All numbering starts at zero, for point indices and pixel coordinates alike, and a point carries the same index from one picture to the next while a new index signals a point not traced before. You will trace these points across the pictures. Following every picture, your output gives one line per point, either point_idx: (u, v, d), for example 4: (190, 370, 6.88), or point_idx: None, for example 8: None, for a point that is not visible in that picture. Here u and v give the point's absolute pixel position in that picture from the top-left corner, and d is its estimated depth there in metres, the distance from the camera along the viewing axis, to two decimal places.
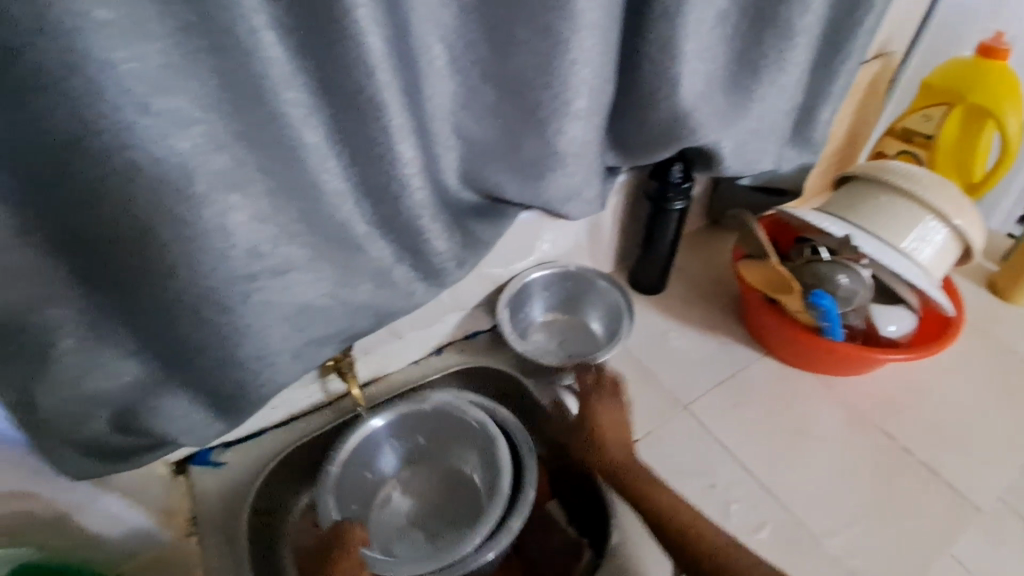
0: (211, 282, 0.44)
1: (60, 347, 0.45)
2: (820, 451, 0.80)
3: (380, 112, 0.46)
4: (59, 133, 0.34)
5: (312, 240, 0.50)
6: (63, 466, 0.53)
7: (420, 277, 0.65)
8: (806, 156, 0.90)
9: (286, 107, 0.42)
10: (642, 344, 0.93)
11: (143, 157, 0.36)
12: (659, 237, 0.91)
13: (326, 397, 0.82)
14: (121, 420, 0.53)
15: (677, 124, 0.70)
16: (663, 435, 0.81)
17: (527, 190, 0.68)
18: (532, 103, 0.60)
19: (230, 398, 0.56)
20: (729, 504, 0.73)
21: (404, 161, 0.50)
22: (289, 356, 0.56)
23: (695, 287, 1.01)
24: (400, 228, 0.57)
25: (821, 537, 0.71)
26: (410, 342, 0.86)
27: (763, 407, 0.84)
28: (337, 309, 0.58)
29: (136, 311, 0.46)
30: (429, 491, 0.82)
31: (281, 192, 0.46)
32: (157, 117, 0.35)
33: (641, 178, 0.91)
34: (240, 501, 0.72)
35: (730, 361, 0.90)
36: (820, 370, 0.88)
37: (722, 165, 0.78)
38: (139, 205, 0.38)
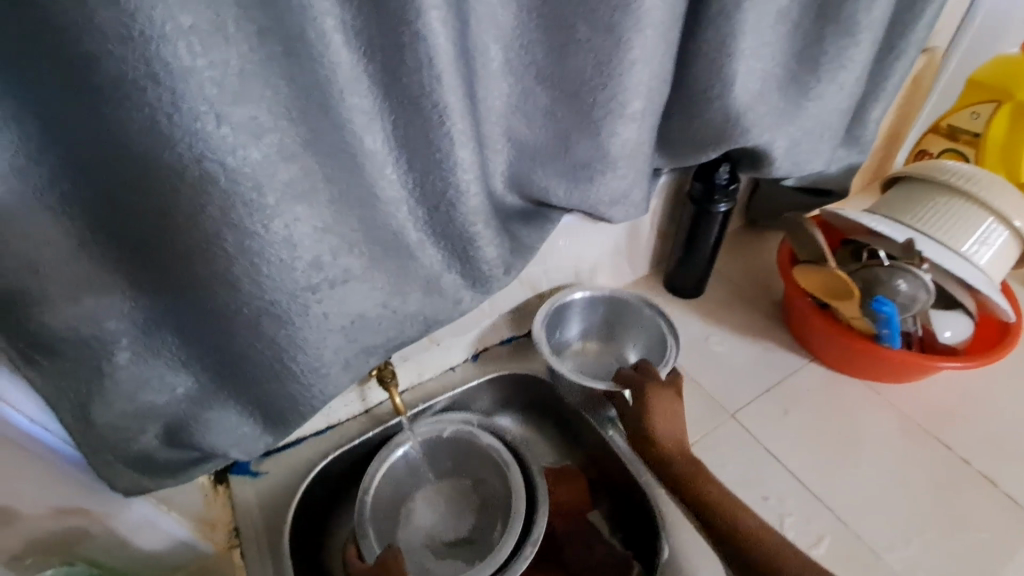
0: (273, 294, 0.43)
1: (116, 362, 0.44)
2: (875, 462, 0.77)
3: (443, 117, 0.44)
4: (136, 145, 0.33)
5: (370, 249, 0.49)
6: (113, 481, 0.50)
7: (468, 284, 0.61)
8: (854, 156, 0.87)
9: (350, 114, 0.41)
10: (684, 350, 0.90)
11: (216, 167, 0.35)
12: (701, 239, 0.88)
13: (364, 405, 0.81)
14: (170, 434, 0.51)
15: (730, 124, 0.68)
16: (711, 444, 0.78)
17: (577, 194, 0.66)
18: (586, 105, 0.58)
19: (282, 412, 0.53)
20: (783, 516, 0.71)
21: (462, 166, 0.48)
22: (341, 368, 0.53)
23: (734, 291, 0.99)
24: (452, 236, 0.55)
25: (882, 553, 0.69)
26: (446, 350, 0.84)
27: (813, 416, 0.82)
28: (390, 320, 0.55)
29: (196, 322, 0.45)
30: (455, 508, 0.79)
31: (343, 201, 0.44)
32: (233, 126, 0.34)
33: (683, 178, 0.89)
34: (282, 511, 0.71)
35: (776, 367, 0.87)
36: (871, 377, 0.85)
37: (773, 165, 0.76)
38: (208, 215, 0.37)
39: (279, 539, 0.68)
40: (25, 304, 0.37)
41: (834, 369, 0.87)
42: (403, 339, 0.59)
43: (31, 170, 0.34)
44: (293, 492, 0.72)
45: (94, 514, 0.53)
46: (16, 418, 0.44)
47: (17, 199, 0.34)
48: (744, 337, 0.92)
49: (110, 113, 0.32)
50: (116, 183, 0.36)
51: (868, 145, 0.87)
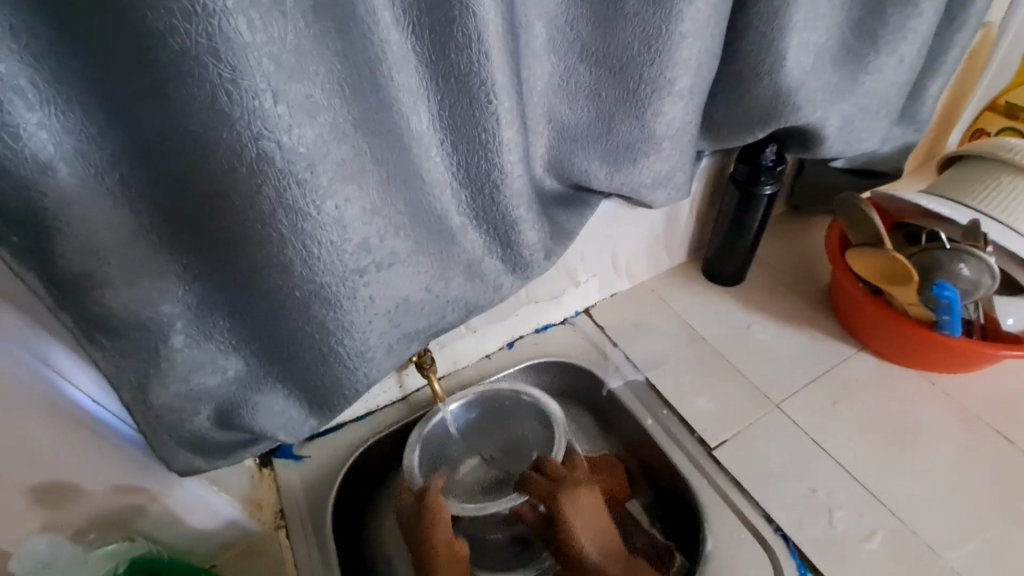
0: (322, 277, 0.43)
1: (172, 344, 0.44)
2: (931, 456, 0.74)
3: (490, 95, 0.43)
4: (194, 126, 0.34)
5: (415, 232, 0.48)
6: (169, 462, 0.51)
7: (507, 269, 0.60)
8: (907, 134, 0.83)
9: (398, 93, 0.40)
10: (725, 338, 0.88)
11: (272, 147, 0.35)
12: (744, 224, 0.85)
13: (402, 391, 0.81)
14: (221, 416, 0.52)
15: (779, 102, 0.65)
16: (755, 435, 0.76)
17: (618, 177, 0.64)
18: (631, 83, 0.56)
19: (328, 395, 0.53)
20: (833, 510, 0.69)
21: (506, 146, 0.47)
22: (385, 353, 0.53)
23: (777, 277, 0.96)
24: (494, 220, 0.54)
25: (940, 550, 0.66)
26: (483, 337, 0.84)
27: (863, 407, 0.79)
28: (433, 305, 0.55)
29: (246, 305, 0.45)
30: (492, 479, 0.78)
31: (391, 183, 0.44)
32: (288, 105, 0.34)
33: (724, 160, 0.86)
34: (325, 493, 0.72)
35: (822, 357, 0.84)
36: (925, 366, 0.81)
37: (823, 144, 0.73)
38: (262, 196, 0.37)
39: (321, 521, 0.69)
40: (86, 286, 0.38)
41: (884, 358, 0.84)
42: (443, 325, 0.58)
43: (92, 153, 0.34)
44: (335, 475, 0.73)
45: (151, 493, 0.55)
46: (80, 399, 0.45)
47: (80, 181, 0.35)
48: (788, 325, 0.89)
49: (172, 94, 0.33)
50: (175, 165, 0.36)
51: (923, 123, 0.83)
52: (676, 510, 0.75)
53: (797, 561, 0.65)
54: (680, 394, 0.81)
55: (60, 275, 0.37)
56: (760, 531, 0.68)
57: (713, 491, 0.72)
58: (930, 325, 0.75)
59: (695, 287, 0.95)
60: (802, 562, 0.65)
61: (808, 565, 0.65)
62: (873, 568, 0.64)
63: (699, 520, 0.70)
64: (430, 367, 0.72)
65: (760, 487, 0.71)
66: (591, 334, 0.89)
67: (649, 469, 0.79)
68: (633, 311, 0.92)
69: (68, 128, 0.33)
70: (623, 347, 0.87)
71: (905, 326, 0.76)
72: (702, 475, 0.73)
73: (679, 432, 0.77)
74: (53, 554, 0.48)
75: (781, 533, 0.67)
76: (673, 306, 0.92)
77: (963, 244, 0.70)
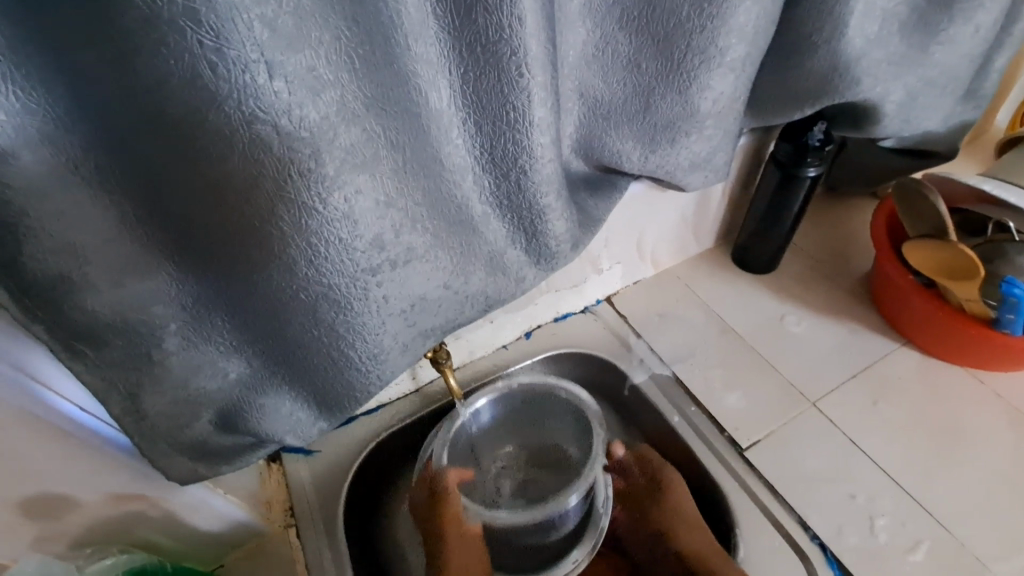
0: (330, 278, 0.38)
1: (165, 348, 0.40)
2: (980, 462, 0.69)
3: (521, 67, 0.38)
4: (176, 106, 0.28)
5: (434, 225, 0.43)
6: (167, 471, 0.47)
7: (531, 261, 0.54)
8: (967, 111, 0.76)
9: (415, 65, 0.35)
10: (757, 330, 0.82)
11: (269, 131, 0.30)
12: (783, 209, 0.79)
13: (415, 383, 0.77)
14: (223, 419, 0.48)
15: (836, 74, 0.58)
16: (790, 436, 0.72)
17: (654, 160, 0.58)
18: (676, 53, 0.50)
19: (337, 399, 0.49)
20: (875, 518, 0.65)
21: (537, 126, 0.41)
22: (399, 354, 0.48)
23: (813, 265, 0.89)
24: (519, 209, 0.48)
25: (990, 564, 0.62)
26: (500, 328, 0.80)
27: (906, 407, 0.74)
28: (451, 303, 0.50)
29: (246, 306, 0.41)
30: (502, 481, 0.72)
31: (407, 169, 0.39)
32: (287, 80, 0.29)
33: (763, 138, 0.79)
34: (335, 491, 0.68)
35: (862, 352, 0.79)
36: (974, 364, 0.76)
37: (878, 122, 0.66)
38: (259, 187, 0.32)
39: (332, 520, 0.66)
40: (63, 290, 0.33)
41: (928, 354, 0.78)
42: (461, 322, 0.53)
43: (61, 138, 0.29)
44: (346, 472, 0.70)
45: (152, 499, 0.51)
46: (70, 408, 0.42)
47: (48, 172, 0.29)
48: (824, 316, 0.83)
49: (147, 65, 0.27)
50: (158, 151, 0.31)
51: (986, 99, 0.75)
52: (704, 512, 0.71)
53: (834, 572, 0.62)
54: (710, 390, 0.76)
55: (32, 279, 0.32)
56: (795, 539, 0.64)
57: (746, 496, 0.67)
58: (989, 323, 0.69)
59: (725, 274, 0.89)
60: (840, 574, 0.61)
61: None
62: None
63: (729, 525, 0.66)
64: (445, 362, 0.67)
65: (796, 492, 0.67)
66: (614, 325, 0.84)
67: (674, 468, 0.75)
68: (659, 300, 0.87)
69: (28, 108, 0.27)
70: (647, 339, 0.82)
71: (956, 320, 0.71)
72: (733, 477, 0.69)
73: (708, 431, 0.73)
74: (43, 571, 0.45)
75: (818, 542, 0.63)
76: (701, 295, 0.87)
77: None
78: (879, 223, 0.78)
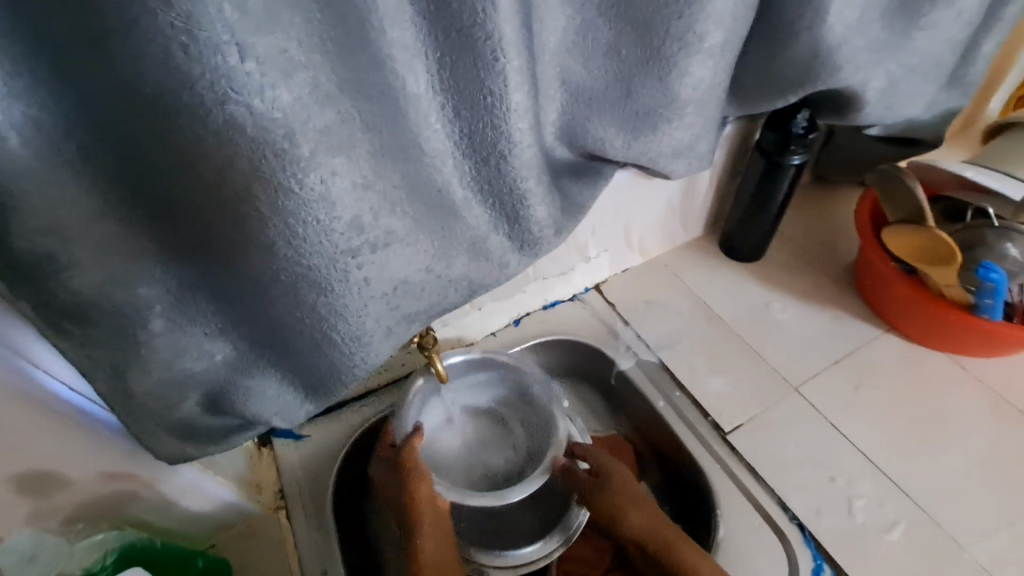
0: (310, 259, 0.39)
1: (151, 329, 0.41)
2: (958, 445, 0.70)
3: (496, 51, 0.38)
4: (151, 87, 0.29)
5: (414, 208, 0.44)
6: (156, 450, 0.49)
7: (514, 247, 0.55)
8: (951, 98, 0.77)
9: (389, 49, 0.35)
10: (742, 316, 0.83)
11: (244, 112, 0.30)
12: (768, 197, 0.79)
13: (404, 370, 0.78)
14: (211, 401, 0.49)
15: (817, 62, 0.58)
16: (773, 420, 0.73)
17: (635, 146, 0.58)
18: (655, 40, 0.50)
19: (322, 381, 0.50)
20: (853, 499, 0.66)
21: (514, 111, 0.42)
22: (382, 336, 0.49)
23: (799, 253, 0.90)
24: (500, 194, 0.49)
25: (964, 542, 0.63)
26: (489, 315, 0.81)
27: (888, 392, 0.75)
28: (434, 286, 0.51)
29: (228, 288, 0.42)
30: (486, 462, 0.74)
31: (385, 152, 0.39)
32: (259, 61, 0.29)
33: (749, 127, 0.79)
34: (325, 474, 0.70)
35: (845, 338, 0.80)
36: (954, 349, 0.77)
37: (861, 109, 0.66)
38: (237, 169, 0.33)
39: (321, 501, 0.68)
40: (48, 270, 0.34)
41: (911, 340, 0.79)
42: (445, 306, 0.54)
43: (43, 120, 0.30)
44: (335, 456, 0.71)
45: (144, 479, 0.53)
46: (59, 388, 0.43)
47: (30, 153, 0.30)
48: (809, 303, 0.84)
49: (122, 47, 0.28)
50: (137, 132, 0.32)
51: (970, 87, 0.76)
52: (688, 495, 0.73)
53: (811, 551, 0.63)
54: (695, 376, 0.77)
55: (18, 258, 0.33)
56: (775, 519, 0.65)
57: (728, 479, 0.69)
58: (968, 309, 0.70)
59: (713, 262, 0.90)
60: (818, 552, 0.63)
61: (824, 556, 0.62)
62: (892, 560, 0.62)
63: (711, 507, 0.67)
64: (432, 347, 0.68)
65: (776, 474, 0.68)
66: (601, 312, 0.85)
67: (659, 451, 0.77)
68: (646, 288, 0.88)
69: (5, 87, 0.28)
70: (634, 326, 0.83)
71: (936, 305, 0.72)
72: (717, 460, 0.70)
73: (692, 415, 0.74)
74: (35, 547, 0.48)
75: (796, 522, 0.65)
76: (688, 283, 0.88)
77: (1014, 224, 0.65)
78: (864, 209, 0.78)
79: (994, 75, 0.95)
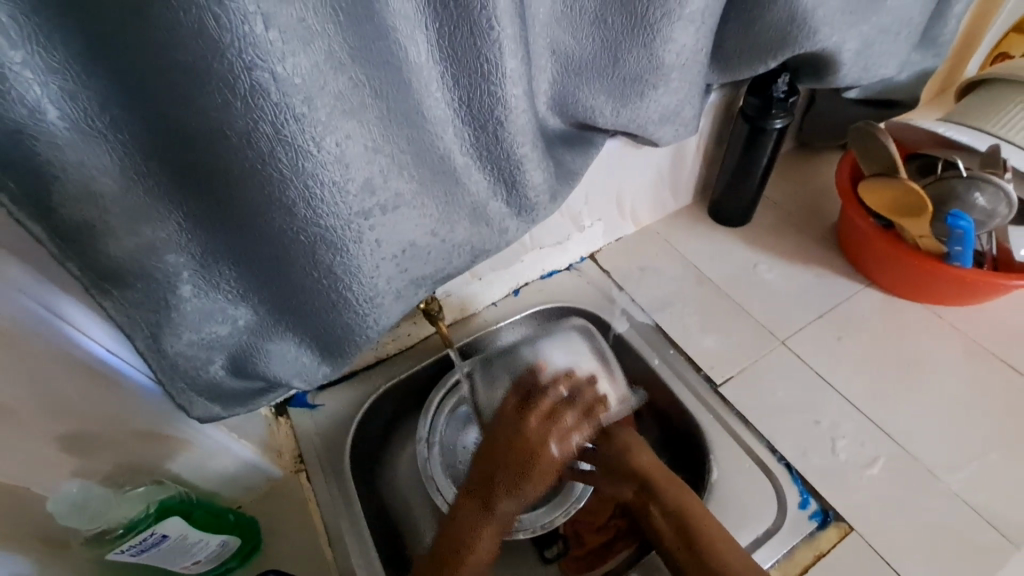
0: (327, 220, 0.42)
1: (181, 294, 0.44)
2: (936, 387, 0.75)
3: (491, 21, 0.41)
4: (182, 57, 0.32)
5: (419, 172, 0.48)
6: (189, 410, 0.52)
7: (512, 213, 0.58)
8: (925, 59, 0.80)
9: (393, 19, 0.38)
10: (730, 277, 0.87)
11: (267, 79, 0.33)
12: (752, 161, 0.83)
13: (410, 339, 0.81)
14: (235, 364, 0.52)
15: (793, 26, 0.61)
16: (762, 371, 0.77)
17: (623, 113, 0.61)
18: (639, 7, 0.53)
19: (338, 343, 0.53)
20: (836, 439, 0.71)
21: (510, 77, 0.45)
22: (393, 299, 0.53)
23: (785, 216, 0.94)
24: (498, 160, 0.52)
25: (940, 473, 0.68)
26: (489, 285, 0.84)
27: (868, 341, 0.79)
28: (440, 250, 0.54)
29: (249, 251, 0.45)
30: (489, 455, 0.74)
31: (391, 119, 0.43)
32: (280, 30, 0.33)
33: (733, 93, 0.82)
34: (340, 439, 0.74)
35: (828, 293, 0.84)
36: (931, 299, 0.82)
37: (839, 70, 0.70)
38: (261, 135, 0.36)
39: (338, 466, 0.72)
40: (88, 234, 0.37)
41: (890, 293, 0.84)
42: (450, 270, 0.58)
43: (80, 94, 0.33)
44: (349, 423, 0.75)
45: (175, 439, 0.56)
46: (115, 363, 0.49)
47: (70, 125, 0.33)
48: (795, 263, 0.88)
49: (159, 18, 0.31)
50: (168, 103, 0.35)
51: (942, 48, 0.79)
52: (682, 444, 0.77)
53: (798, 487, 0.68)
54: (687, 333, 0.81)
55: (61, 223, 0.36)
56: (764, 460, 0.70)
57: (721, 427, 0.73)
58: (941, 258, 0.74)
59: (702, 229, 0.94)
60: (804, 487, 0.67)
61: (810, 491, 0.67)
62: (873, 492, 0.67)
63: (705, 454, 0.72)
64: (438, 313, 0.73)
65: (766, 421, 0.72)
66: (596, 280, 0.88)
67: (656, 406, 0.81)
68: (638, 254, 0.91)
69: (47, 61, 0.31)
70: (629, 291, 0.87)
71: (911, 257, 0.76)
72: (710, 411, 0.75)
73: (686, 370, 0.78)
74: (84, 496, 0.50)
75: (784, 462, 0.69)
76: (679, 248, 0.91)
77: (981, 172, 0.69)
78: (842, 172, 0.82)
79: (971, 35, 0.98)
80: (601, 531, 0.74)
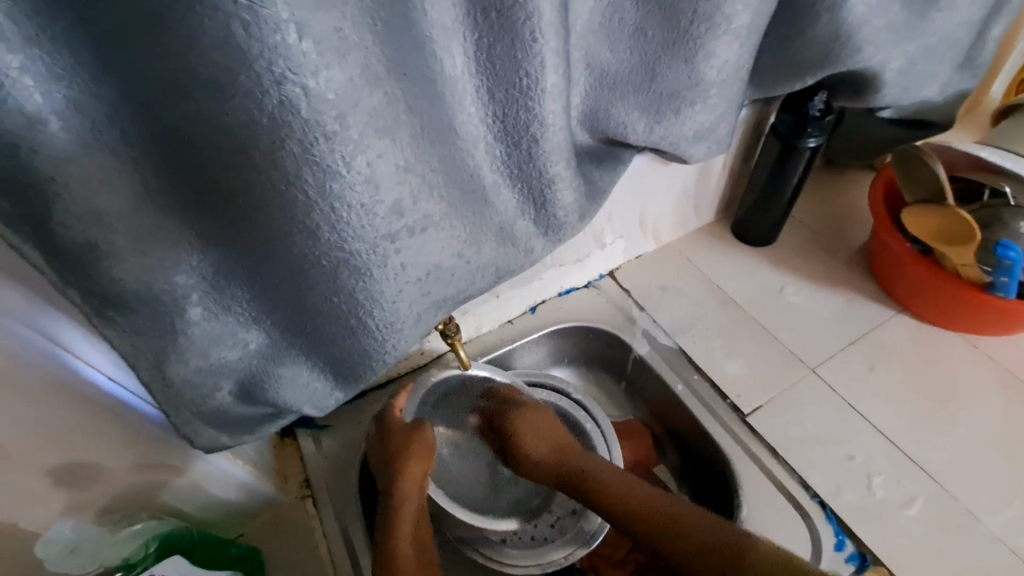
0: (352, 244, 0.39)
1: (189, 318, 0.41)
2: (973, 421, 0.72)
3: (535, 34, 0.38)
4: (206, 68, 0.29)
5: (449, 192, 0.44)
6: (192, 438, 0.49)
7: (540, 232, 0.55)
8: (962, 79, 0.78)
9: (430, 31, 0.36)
10: (756, 299, 0.84)
11: (298, 94, 0.30)
12: (782, 181, 0.80)
13: (422, 357, 0.78)
14: (243, 389, 0.48)
15: (838, 44, 0.58)
16: (792, 401, 0.74)
17: (657, 130, 0.58)
18: (683, 21, 0.50)
19: (352, 369, 0.49)
20: (871, 476, 0.67)
21: (549, 93, 0.42)
22: (414, 323, 0.49)
23: (811, 236, 0.91)
24: (530, 179, 0.49)
25: (981, 515, 0.65)
26: (506, 303, 0.81)
27: (901, 371, 0.76)
28: (465, 273, 0.51)
29: (264, 275, 0.41)
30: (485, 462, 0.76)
31: (423, 135, 0.40)
32: (315, 41, 0.30)
33: (764, 110, 0.79)
34: (349, 463, 0.70)
35: (860, 320, 0.81)
36: (966, 328, 0.79)
37: (881, 90, 0.67)
38: (287, 153, 0.33)
39: (347, 492, 0.68)
40: (91, 256, 0.34)
41: (923, 321, 0.81)
42: (473, 292, 0.54)
43: (87, 104, 0.29)
44: (357, 446, 0.71)
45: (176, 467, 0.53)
46: (116, 391, 0.45)
47: (74, 136, 0.30)
48: (823, 286, 0.85)
49: (182, 24, 0.27)
50: (187, 118, 0.32)
51: (980, 69, 0.77)
52: (708, 476, 0.74)
53: (833, 527, 0.64)
54: (712, 358, 0.78)
55: (60, 245, 0.33)
56: (796, 497, 0.66)
57: (749, 459, 0.70)
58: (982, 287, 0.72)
59: (725, 248, 0.90)
60: (839, 528, 0.64)
61: (846, 531, 0.63)
62: (912, 534, 0.63)
63: (733, 487, 0.68)
64: (455, 333, 0.68)
65: (797, 456, 0.69)
66: (617, 299, 0.85)
67: (677, 434, 0.78)
68: (660, 273, 0.88)
69: (49, 67, 0.27)
70: (650, 312, 0.83)
71: (949, 285, 0.73)
72: (738, 442, 0.71)
73: (711, 397, 0.75)
74: (78, 538, 0.47)
75: (817, 499, 0.66)
76: (701, 268, 0.88)
77: None
78: (877, 193, 0.79)
79: (1003, 56, 0.96)
80: (620, 566, 0.70)
